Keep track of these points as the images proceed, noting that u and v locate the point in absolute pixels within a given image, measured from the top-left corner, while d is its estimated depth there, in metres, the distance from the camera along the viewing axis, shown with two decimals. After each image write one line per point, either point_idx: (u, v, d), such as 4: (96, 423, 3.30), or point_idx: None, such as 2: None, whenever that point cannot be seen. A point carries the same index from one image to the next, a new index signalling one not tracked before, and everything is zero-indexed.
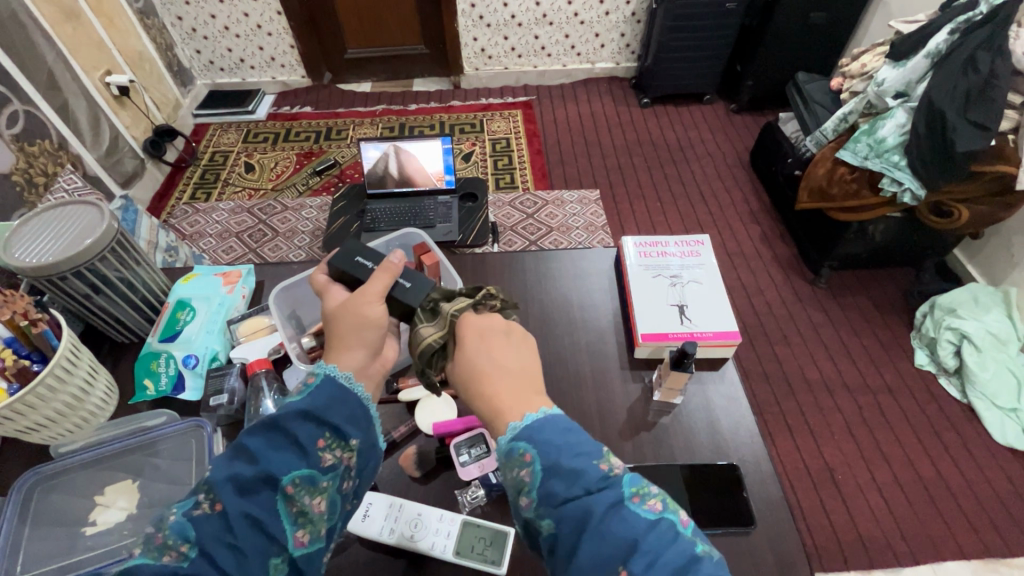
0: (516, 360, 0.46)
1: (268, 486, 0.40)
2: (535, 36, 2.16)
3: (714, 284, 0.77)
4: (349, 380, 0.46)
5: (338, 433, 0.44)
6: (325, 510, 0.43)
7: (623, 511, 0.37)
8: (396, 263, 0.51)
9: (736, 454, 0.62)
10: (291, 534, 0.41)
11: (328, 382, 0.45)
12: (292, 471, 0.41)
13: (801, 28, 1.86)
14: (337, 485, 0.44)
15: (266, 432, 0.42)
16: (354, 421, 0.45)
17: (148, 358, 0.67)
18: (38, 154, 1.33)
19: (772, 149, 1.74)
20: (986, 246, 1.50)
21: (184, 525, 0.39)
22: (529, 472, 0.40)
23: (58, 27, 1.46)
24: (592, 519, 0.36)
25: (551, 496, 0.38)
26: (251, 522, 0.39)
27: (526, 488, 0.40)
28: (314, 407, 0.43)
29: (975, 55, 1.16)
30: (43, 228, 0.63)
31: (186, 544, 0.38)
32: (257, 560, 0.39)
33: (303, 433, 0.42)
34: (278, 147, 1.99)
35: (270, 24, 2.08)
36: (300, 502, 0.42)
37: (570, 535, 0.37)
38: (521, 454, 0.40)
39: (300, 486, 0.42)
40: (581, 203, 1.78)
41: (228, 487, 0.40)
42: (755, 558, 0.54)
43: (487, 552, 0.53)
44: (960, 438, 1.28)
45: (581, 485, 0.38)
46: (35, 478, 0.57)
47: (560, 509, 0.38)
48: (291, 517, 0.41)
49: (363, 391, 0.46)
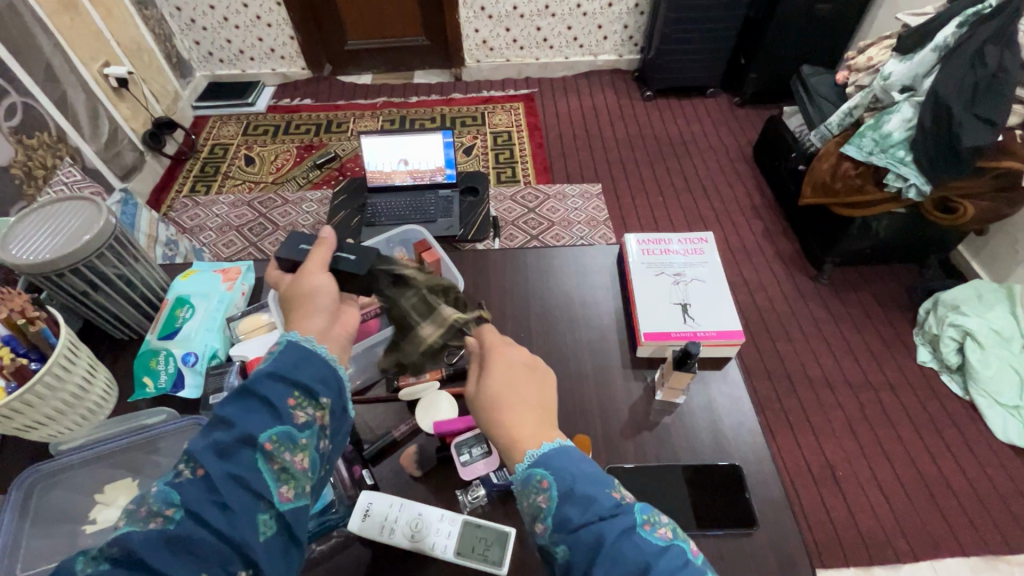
0: (535, 389, 0.46)
1: (245, 445, 0.38)
2: (537, 28, 2.14)
3: (716, 282, 0.77)
4: (312, 343, 0.45)
5: (306, 390, 0.42)
6: (308, 469, 0.41)
7: (636, 537, 0.37)
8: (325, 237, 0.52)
9: (738, 454, 0.61)
10: (276, 491, 0.39)
11: (293, 345, 0.44)
12: (267, 428, 0.40)
13: (807, 20, 1.84)
14: (316, 445, 0.43)
15: (237, 398, 0.40)
16: (323, 378, 0.44)
17: (148, 355, 0.67)
18: (36, 147, 1.32)
19: (776, 143, 1.73)
20: (990, 242, 1.49)
21: (167, 491, 0.36)
22: (546, 498, 0.40)
23: (56, 18, 1.45)
24: (606, 544, 0.37)
25: (566, 522, 0.38)
26: (237, 483, 0.37)
27: (543, 513, 0.40)
28: (281, 366, 0.42)
29: (983, 49, 1.13)
30: (40, 224, 0.62)
31: (170, 508, 0.35)
32: (245, 517, 0.37)
33: (273, 391, 0.41)
34: (278, 140, 1.98)
35: (270, 15, 2.06)
36: (281, 458, 0.39)
37: (585, 559, 0.37)
38: (538, 480, 0.41)
39: (278, 444, 0.40)
40: (582, 197, 1.77)
41: (208, 451, 0.37)
42: (757, 559, 0.54)
43: (487, 553, 0.52)
44: (961, 435, 1.27)
45: (595, 510, 0.38)
46: (35, 475, 0.56)
47: (576, 534, 0.38)
48: (273, 474, 0.39)
49: (328, 351, 0.46)
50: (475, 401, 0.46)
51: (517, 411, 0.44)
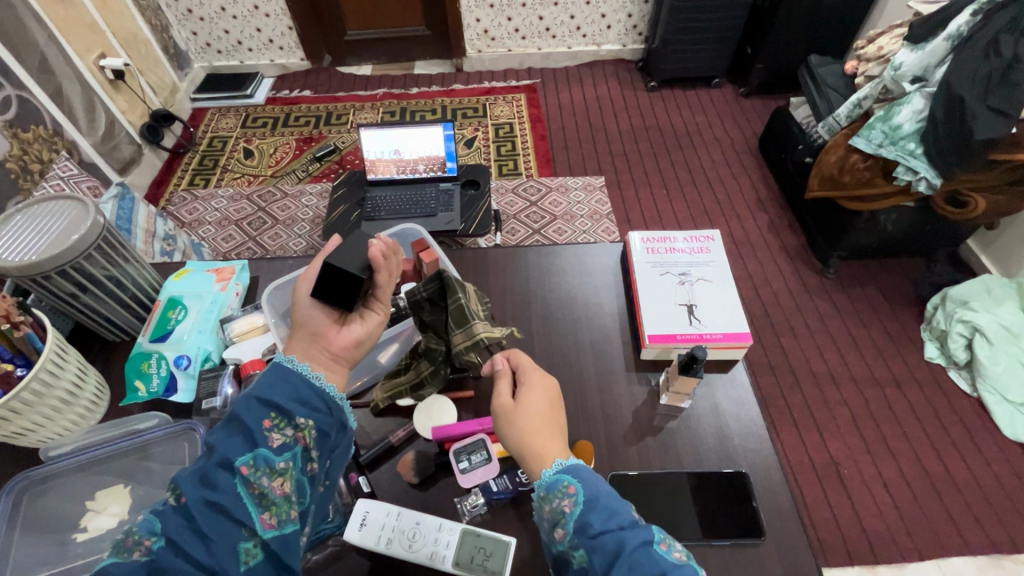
0: (561, 415, 0.51)
1: (222, 472, 0.40)
2: (540, 17, 2.10)
3: (723, 282, 0.74)
4: (292, 361, 0.47)
5: (283, 412, 0.43)
6: (290, 492, 0.43)
7: (653, 550, 0.40)
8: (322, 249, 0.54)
9: (744, 461, 0.60)
10: (257, 517, 0.41)
11: (272, 367, 0.45)
12: (244, 453, 0.41)
13: (816, 8, 1.79)
14: (300, 466, 0.44)
15: (220, 423, 0.43)
16: (302, 399, 0.44)
17: (140, 359, 0.65)
18: (32, 141, 1.29)
19: (783, 134, 1.70)
20: (1001, 236, 1.46)
21: (151, 520, 0.39)
22: (571, 503, 0.43)
23: (49, 9, 1.42)
24: (626, 550, 0.40)
25: (588, 527, 0.41)
26: (215, 509, 0.39)
27: (564, 518, 0.43)
28: (259, 389, 0.43)
29: (997, 39, 1.10)
30: (26, 225, 0.60)
31: (152, 537, 0.38)
32: (224, 545, 0.39)
33: (248, 415, 0.42)
34: (277, 132, 1.96)
35: (268, 5, 2.02)
36: (259, 483, 0.41)
37: (604, 563, 0.40)
38: (565, 486, 0.44)
39: (256, 469, 0.41)
40: (585, 190, 1.74)
41: (189, 479, 0.40)
42: (763, 570, 0.52)
43: (487, 563, 0.51)
44: (969, 432, 1.26)
45: (617, 520, 0.41)
46: (26, 482, 0.55)
47: (597, 540, 0.41)
48: (254, 499, 0.41)
49: (309, 370, 0.47)
50: (510, 411, 0.50)
51: (547, 430, 0.49)
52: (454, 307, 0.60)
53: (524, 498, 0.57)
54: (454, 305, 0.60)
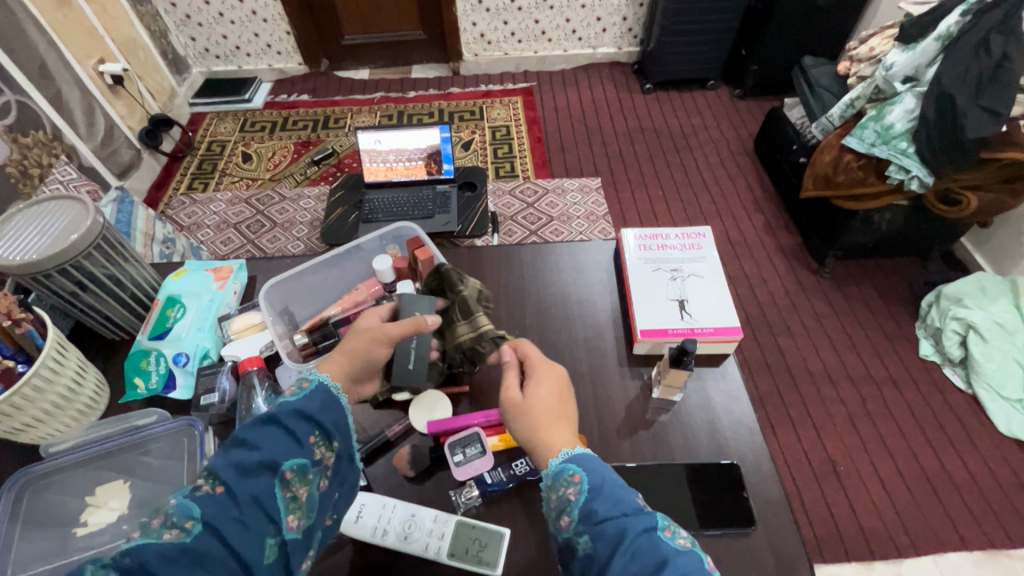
0: (570, 411, 0.52)
1: (267, 470, 0.42)
2: (535, 21, 2.12)
3: (715, 277, 0.75)
4: (338, 390, 0.50)
5: (326, 433, 0.47)
6: (310, 504, 0.45)
7: (655, 536, 0.41)
8: (427, 324, 0.56)
9: (736, 453, 0.61)
10: (285, 519, 0.42)
11: (322, 387, 0.49)
12: (289, 457, 0.44)
13: (809, 10, 1.81)
14: (319, 484, 0.47)
15: (263, 425, 0.45)
16: (339, 426, 0.49)
17: (138, 356, 0.66)
18: (32, 145, 1.30)
19: (777, 135, 1.71)
20: (994, 234, 1.48)
21: (188, 504, 0.39)
22: (576, 491, 0.44)
23: (49, 15, 1.44)
24: (627, 536, 0.40)
25: (594, 513, 0.42)
26: (254, 502, 0.41)
27: (571, 506, 0.44)
28: (311, 406, 0.47)
29: (988, 38, 1.12)
30: (27, 225, 0.61)
31: (190, 520, 0.39)
32: (256, 538, 0.40)
33: (298, 426, 0.45)
34: (275, 136, 1.97)
35: (266, 10, 2.04)
36: (294, 488, 0.44)
37: (606, 549, 0.41)
38: (570, 474, 0.45)
39: (294, 475, 0.44)
40: (582, 192, 1.76)
41: (231, 470, 0.41)
42: (755, 559, 0.53)
43: (481, 554, 0.52)
44: (963, 428, 1.27)
45: (621, 507, 0.42)
46: (27, 479, 0.56)
47: (600, 525, 0.42)
48: (284, 502, 0.43)
49: (346, 402, 0.51)
50: (519, 406, 0.51)
51: (558, 423, 0.50)
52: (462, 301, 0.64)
53: (519, 491, 0.58)
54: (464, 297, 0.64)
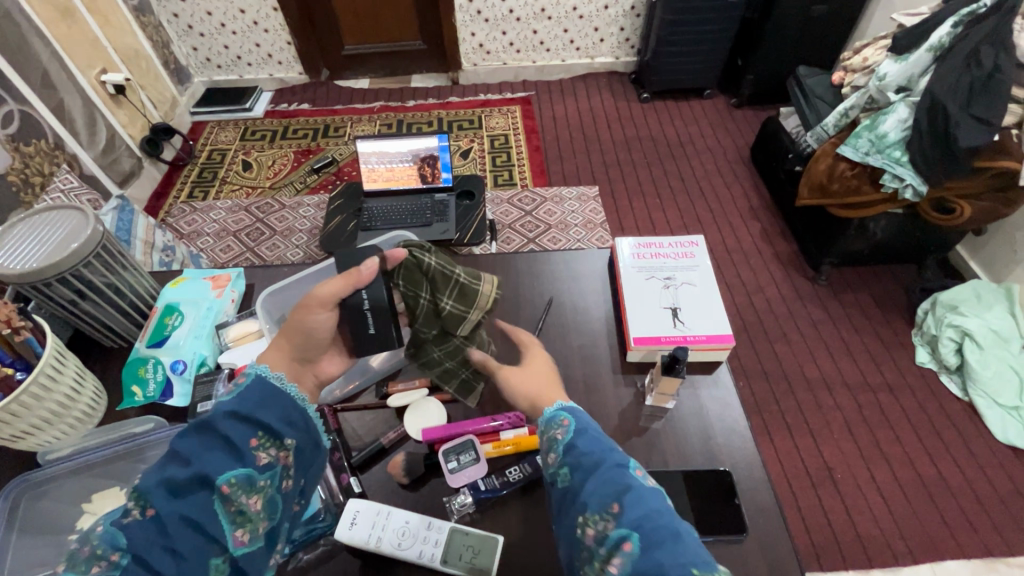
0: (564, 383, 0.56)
1: (203, 486, 0.41)
2: (534, 31, 2.14)
3: (707, 286, 0.76)
4: (281, 381, 0.49)
5: (271, 433, 0.46)
6: (263, 509, 0.44)
7: (628, 471, 0.42)
8: (362, 273, 0.54)
9: (728, 459, 0.61)
10: (231, 534, 0.42)
11: (258, 383, 0.47)
12: (225, 470, 0.42)
13: (803, 20, 1.83)
14: (275, 484, 0.46)
15: (195, 435, 0.43)
16: (288, 421, 0.47)
17: (137, 364, 0.67)
18: (33, 154, 1.31)
19: (773, 144, 1.73)
20: (989, 242, 1.49)
21: (114, 534, 0.39)
22: (564, 431, 0.46)
23: (53, 26, 1.46)
24: (602, 467, 0.42)
25: (574, 448, 0.44)
26: (189, 524, 0.40)
27: (556, 445, 0.46)
28: (249, 407, 0.45)
29: (978, 49, 1.13)
30: (28, 234, 0.62)
31: (117, 552, 0.38)
32: (196, 562, 0.39)
33: (235, 433, 0.44)
34: (275, 145, 1.98)
35: (267, 21, 2.06)
36: (238, 500, 0.42)
37: (582, 477, 0.43)
38: (561, 419, 0.48)
39: (237, 486, 0.42)
40: (579, 200, 1.77)
41: (160, 491, 0.40)
42: (747, 566, 0.54)
43: (475, 560, 0.52)
44: (960, 435, 1.27)
45: (602, 445, 0.44)
46: (23, 485, 0.56)
47: (580, 457, 0.44)
48: (229, 517, 0.42)
49: (296, 391, 0.50)
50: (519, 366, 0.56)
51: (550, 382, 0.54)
52: (433, 270, 0.62)
53: (512, 498, 0.59)
54: (432, 267, 0.62)
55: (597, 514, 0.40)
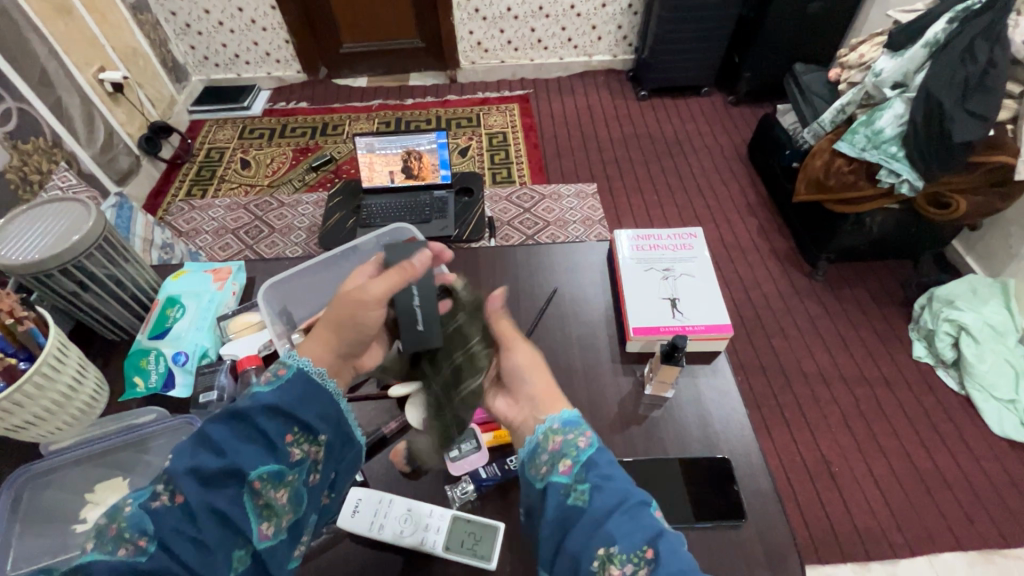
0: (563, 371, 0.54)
1: (233, 479, 0.41)
2: (531, 29, 2.15)
3: (706, 277, 0.77)
4: (322, 376, 0.48)
5: (306, 428, 0.45)
6: (289, 503, 0.44)
7: (650, 510, 0.41)
8: (416, 267, 0.53)
9: (726, 447, 0.62)
10: (256, 527, 0.42)
11: (300, 376, 0.46)
12: (259, 465, 0.42)
13: (799, 18, 1.84)
14: (302, 478, 0.46)
15: (231, 425, 0.42)
16: (323, 416, 0.47)
17: (138, 355, 0.67)
18: (31, 152, 1.31)
19: (770, 141, 1.74)
20: (984, 237, 1.50)
21: (141, 518, 0.39)
22: (586, 442, 0.44)
23: (51, 24, 1.46)
24: (627, 502, 0.40)
25: (598, 466, 0.42)
26: (215, 515, 0.40)
27: (574, 453, 0.44)
28: (287, 402, 0.44)
29: (973, 45, 1.14)
30: (30, 226, 0.62)
31: (144, 537, 0.38)
32: (220, 553, 0.40)
33: (271, 428, 0.43)
34: (274, 143, 1.98)
35: (265, 19, 2.06)
36: (266, 495, 0.42)
37: (606, 503, 0.40)
38: (581, 428, 0.45)
39: (266, 481, 0.43)
40: (578, 197, 1.77)
41: (190, 479, 0.40)
42: (745, 552, 0.54)
43: (475, 547, 0.53)
44: (957, 428, 1.28)
45: (622, 474, 0.43)
46: (26, 476, 0.57)
47: (607, 480, 0.41)
48: (256, 510, 0.42)
49: (334, 387, 0.49)
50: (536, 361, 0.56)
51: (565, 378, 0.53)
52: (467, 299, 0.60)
53: (513, 486, 0.59)
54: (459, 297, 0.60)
55: (627, 554, 0.37)
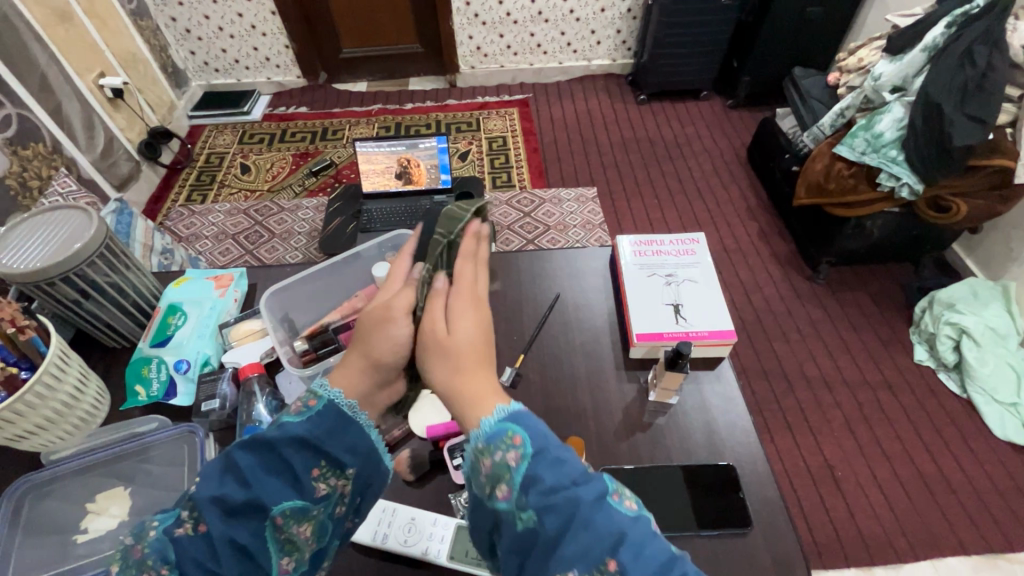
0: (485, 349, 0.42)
1: (257, 513, 0.40)
2: (530, 34, 2.15)
3: (709, 283, 0.77)
4: (352, 409, 0.44)
5: (332, 462, 0.42)
6: (313, 536, 0.43)
7: (609, 505, 0.34)
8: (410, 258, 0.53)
9: (732, 454, 0.61)
10: (277, 561, 0.42)
11: (330, 409, 0.43)
12: (281, 501, 0.41)
13: (798, 22, 1.85)
14: (329, 511, 0.44)
15: (259, 455, 0.41)
16: (353, 450, 0.43)
17: (140, 363, 0.67)
18: (32, 158, 1.31)
19: (770, 145, 1.74)
20: (984, 240, 1.50)
21: (163, 546, 0.40)
22: (517, 456, 0.36)
23: (51, 30, 1.46)
24: (579, 513, 0.33)
25: (538, 483, 0.35)
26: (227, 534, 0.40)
27: (509, 473, 0.36)
28: (315, 435, 0.42)
29: (972, 49, 1.14)
30: (32, 234, 0.62)
31: (166, 565, 0.39)
32: None
33: (297, 461, 0.41)
34: (274, 148, 1.98)
35: (264, 24, 2.07)
36: (288, 530, 0.41)
37: (556, 526, 0.33)
38: (510, 437, 0.37)
39: (289, 517, 0.41)
40: (578, 201, 1.77)
41: (214, 509, 0.39)
42: (752, 560, 0.54)
43: (481, 557, 0.53)
44: (960, 432, 1.27)
45: (568, 475, 0.35)
46: (25, 486, 0.57)
47: (549, 498, 0.34)
48: (278, 544, 0.41)
49: (367, 419, 0.45)
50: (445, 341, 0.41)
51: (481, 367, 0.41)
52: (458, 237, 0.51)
53: None
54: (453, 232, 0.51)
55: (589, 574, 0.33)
